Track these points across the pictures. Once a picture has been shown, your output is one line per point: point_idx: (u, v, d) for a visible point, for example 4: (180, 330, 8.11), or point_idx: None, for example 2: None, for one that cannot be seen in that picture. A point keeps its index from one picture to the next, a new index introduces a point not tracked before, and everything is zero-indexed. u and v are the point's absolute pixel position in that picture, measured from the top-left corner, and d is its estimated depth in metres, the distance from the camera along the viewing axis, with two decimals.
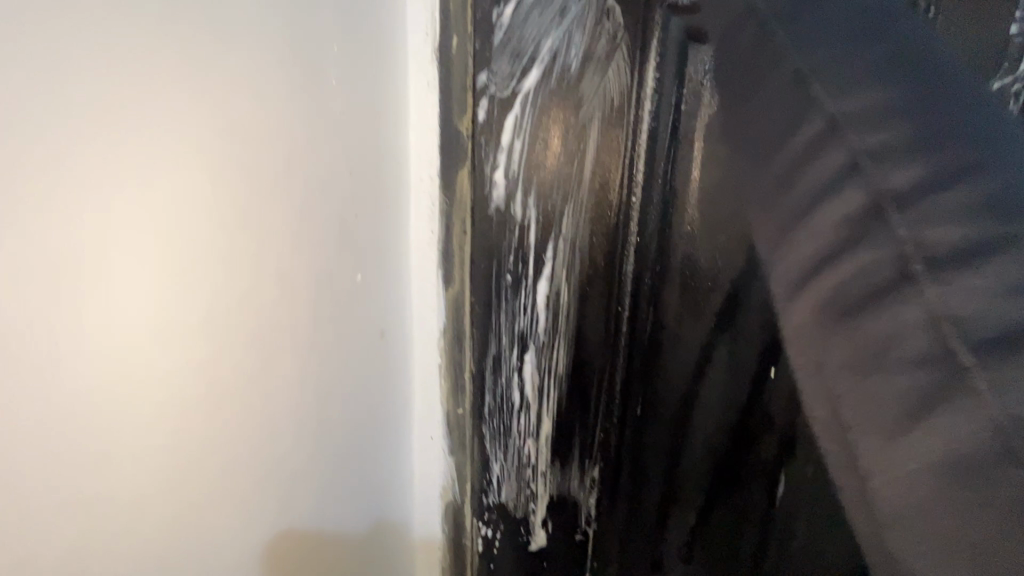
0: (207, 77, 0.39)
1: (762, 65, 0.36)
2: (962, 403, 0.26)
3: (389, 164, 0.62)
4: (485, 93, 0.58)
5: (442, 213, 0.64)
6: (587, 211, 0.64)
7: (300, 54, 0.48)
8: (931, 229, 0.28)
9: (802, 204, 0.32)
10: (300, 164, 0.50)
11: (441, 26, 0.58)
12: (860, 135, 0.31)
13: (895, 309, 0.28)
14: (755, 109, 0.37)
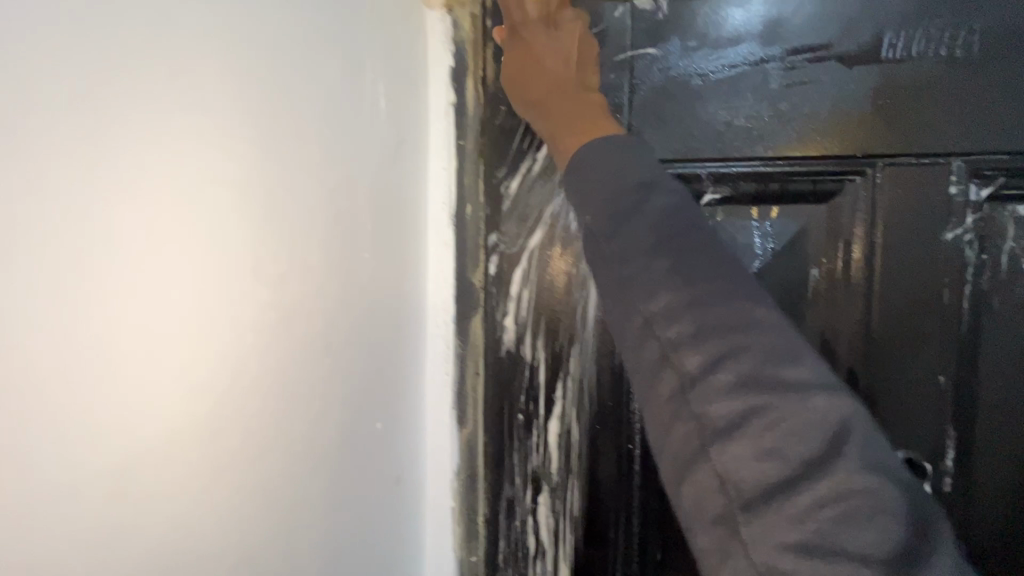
0: (257, 225, 0.44)
1: (603, 191, 0.46)
2: (776, 438, 0.36)
3: (414, 312, 0.67)
4: (495, 251, 0.67)
5: (456, 356, 0.69)
6: (592, 353, 0.66)
7: (343, 225, 0.54)
8: (725, 323, 0.39)
9: (645, 294, 0.42)
10: (338, 321, 0.54)
11: (456, 196, 0.67)
12: (673, 264, 0.41)
13: (726, 374, 0.38)
14: (609, 214, 0.45)
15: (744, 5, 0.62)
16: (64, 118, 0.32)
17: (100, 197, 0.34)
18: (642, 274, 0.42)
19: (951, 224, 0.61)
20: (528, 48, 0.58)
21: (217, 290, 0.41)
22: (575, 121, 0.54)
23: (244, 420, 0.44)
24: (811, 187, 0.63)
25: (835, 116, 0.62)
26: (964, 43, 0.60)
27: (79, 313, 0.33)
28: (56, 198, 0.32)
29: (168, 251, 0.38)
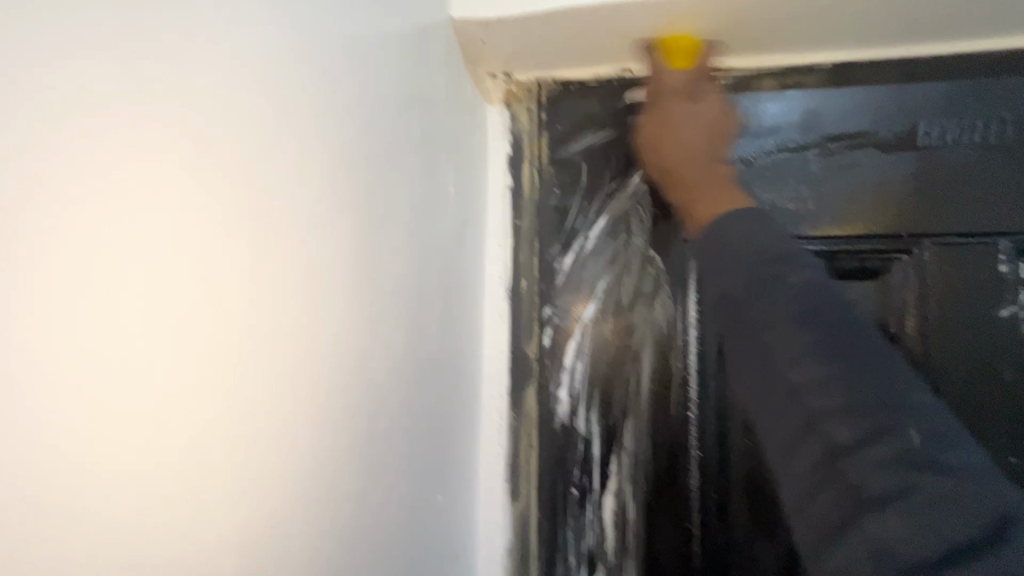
0: (364, 272, 0.45)
1: (746, 252, 0.43)
2: (897, 505, 0.33)
3: (471, 383, 0.68)
4: (549, 323, 0.69)
5: (510, 427, 0.70)
6: (647, 425, 0.67)
7: (429, 297, 0.57)
8: (884, 403, 0.36)
9: (785, 340, 0.39)
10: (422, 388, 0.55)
11: (512, 271, 0.71)
12: (824, 334, 0.38)
13: (853, 431, 0.36)
14: (744, 261, 0.43)
15: (782, 98, 0.68)
16: (229, 181, 0.32)
17: (248, 261, 0.33)
18: (782, 341, 0.39)
19: (1005, 301, 0.62)
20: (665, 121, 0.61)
21: (329, 360, 0.41)
22: (708, 194, 0.54)
23: (345, 501, 0.42)
24: (858, 265, 0.65)
25: (877, 197, 0.65)
26: (997, 131, 0.63)
27: (220, 384, 0.31)
28: (216, 258, 0.31)
29: (291, 320, 0.37)
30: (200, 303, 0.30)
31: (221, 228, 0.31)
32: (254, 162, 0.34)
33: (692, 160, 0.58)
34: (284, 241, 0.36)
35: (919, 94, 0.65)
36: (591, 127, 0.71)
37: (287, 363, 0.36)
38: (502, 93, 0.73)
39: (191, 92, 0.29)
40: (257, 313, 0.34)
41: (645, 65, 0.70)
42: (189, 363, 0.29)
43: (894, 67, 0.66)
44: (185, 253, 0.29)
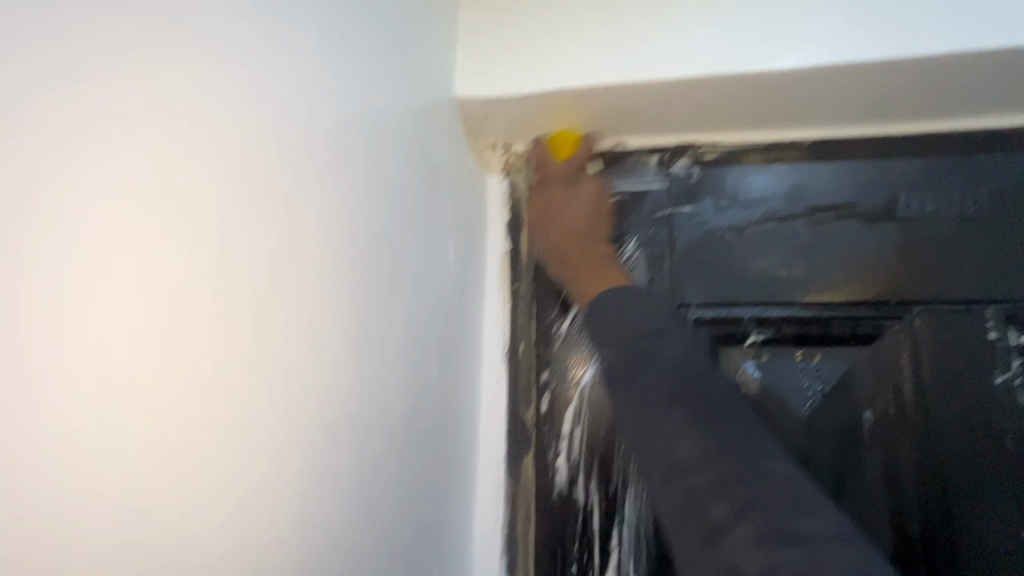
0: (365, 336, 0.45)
1: (631, 334, 0.56)
2: (751, 548, 0.39)
3: (468, 450, 0.67)
4: (547, 388, 0.69)
5: (507, 497, 0.68)
6: (647, 496, 0.64)
7: (428, 363, 0.57)
8: (759, 484, 0.42)
9: (661, 405, 0.50)
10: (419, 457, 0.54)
11: (510, 335, 0.71)
12: (692, 412, 0.48)
13: (713, 484, 0.43)
14: (623, 344, 0.57)
15: (767, 171, 0.71)
16: (237, 249, 0.32)
17: (256, 287, 0.34)
18: (671, 425, 0.48)
19: (998, 369, 0.63)
20: (547, 203, 0.69)
21: (327, 430, 0.39)
22: (591, 274, 0.64)
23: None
24: (850, 330, 0.66)
25: (865, 264, 0.67)
26: (973, 204, 0.66)
27: (213, 457, 0.30)
28: (222, 296, 0.31)
29: (287, 390, 0.36)
30: (202, 373, 0.29)
31: (225, 295, 0.31)
32: (264, 231, 0.34)
33: (574, 240, 0.67)
34: (285, 308, 0.36)
35: (896, 169, 0.69)
36: None
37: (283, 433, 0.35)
38: (501, 163, 0.76)
39: (212, 166, 0.30)
40: (256, 382, 0.33)
41: (638, 139, 0.74)
42: (184, 436, 0.28)
43: (871, 145, 0.70)
44: (190, 320, 0.28)
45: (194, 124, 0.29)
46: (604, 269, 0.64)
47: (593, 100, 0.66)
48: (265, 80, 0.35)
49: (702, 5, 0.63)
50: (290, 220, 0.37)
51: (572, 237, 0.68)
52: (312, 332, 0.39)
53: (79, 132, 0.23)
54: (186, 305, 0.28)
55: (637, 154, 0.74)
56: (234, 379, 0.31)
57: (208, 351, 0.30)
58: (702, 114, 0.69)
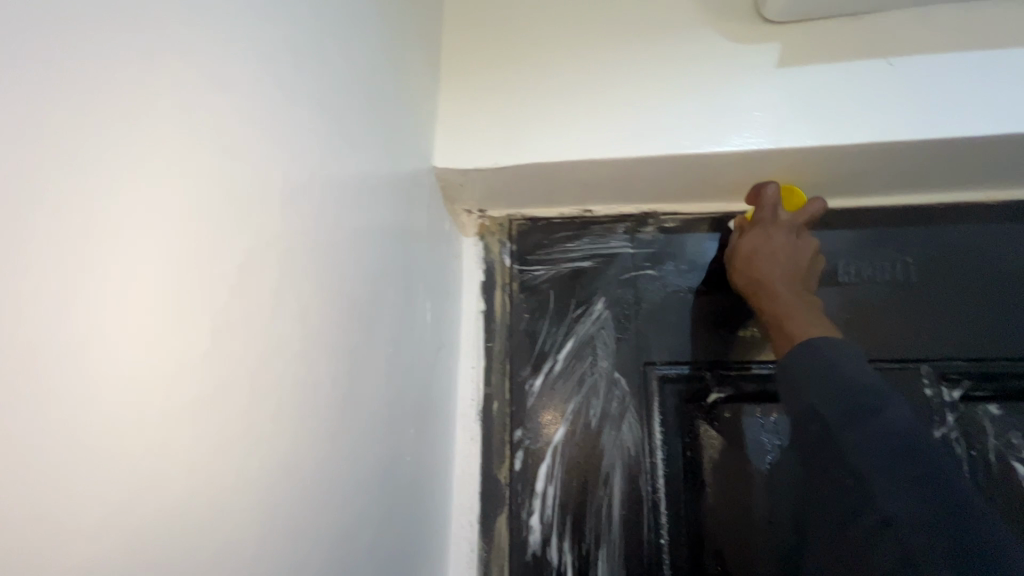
0: (338, 398, 0.46)
1: (819, 385, 0.63)
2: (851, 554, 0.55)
3: (442, 510, 0.66)
4: (520, 445, 0.70)
5: (480, 559, 0.67)
6: (620, 554, 0.65)
7: (403, 424, 0.58)
8: (927, 493, 0.54)
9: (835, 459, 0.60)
10: (391, 521, 0.54)
11: (484, 393, 0.73)
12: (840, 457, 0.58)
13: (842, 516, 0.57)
14: (797, 400, 0.65)
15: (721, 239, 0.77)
16: (227, 324, 0.34)
17: (248, 307, 0.36)
18: (856, 456, 0.58)
19: (935, 422, 0.68)
20: (750, 248, 0.71)
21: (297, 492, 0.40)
22: (821, 331, 0.66)
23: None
24: None
25: None
26: (902, 271, 0.74)
27: (191, 530, 0.30)
28: (221, 307, 0.33)
29: (262, 458, 0.37)
30: (186, 446, 0.30)
31: (213, 368, 0.32)
32: (252, 305, 0.36)
33: (795, 287, 0.69)
34: (266, 378, 0.38)
35: (835, 239, 0.76)
36: (557, 258, 0.78)
37: (257, 501, 0.36)
38: (476, 227, 0.80)
39: (210, 246, 0.33)
40: (234, 451, 0.34)
41: (604, 207, 0.80)
42: (165, 508, 0.28)
43: (812, 217, 0.77)
44: (180, 394, 0.30)
45: (196, 209, 0.32)
46: (824, 326, 0.67)
47: (562, 172, 0.72)
48: (261, 164, 0.38)
49: (658, 93, 0.70)
50: (275, 292, 0.39)
51: (788, 281, 0.70)
52: (289, 399, 0.40)
53: (93, 221, 0.26)
54: (177, 380, 0.30)
55: (604, 220, 0.79)
56: (215, 450, 0.32)
57: (193, 425, 0.31)
58: (663, 186, 0.75)
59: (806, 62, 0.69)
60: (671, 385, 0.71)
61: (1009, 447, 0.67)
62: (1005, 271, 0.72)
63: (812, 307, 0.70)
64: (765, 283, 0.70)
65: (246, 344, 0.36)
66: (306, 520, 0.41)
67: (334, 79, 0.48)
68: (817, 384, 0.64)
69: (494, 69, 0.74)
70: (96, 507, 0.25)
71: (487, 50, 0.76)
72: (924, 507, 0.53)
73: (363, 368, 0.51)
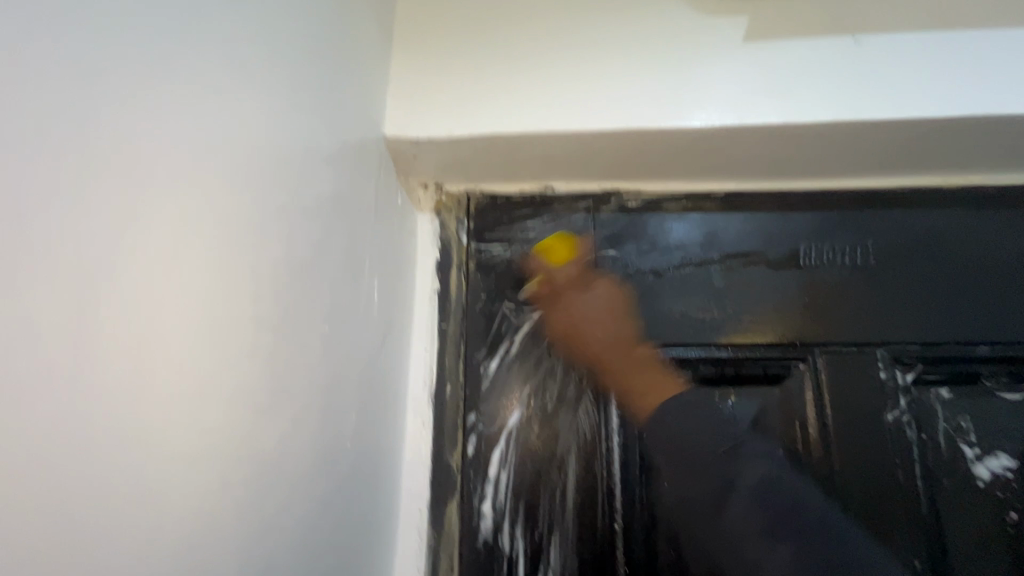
0: (278, 381, 0.43)
1: (701, 437, 0.56)
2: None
3: (390, 497, 0.63)
4: (474, 430, 0.68)
5: (429, 547, 0.64)
6: (572, 541, 0.64)
7: (347, 407, 0.54)
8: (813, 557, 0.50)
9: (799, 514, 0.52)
10: (334, 509, 0.51)
11: (437, 377, 0.70)
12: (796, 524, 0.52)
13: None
14: (697, 445, 0.56)
15: (685, 220, 0.75)
16: (147, 297, 0.30)
17: (203, 254, 0.34)
18: (744, 533, 0.52)
19: (889, 406, 0.68)
20: (565, 304, 0.69)
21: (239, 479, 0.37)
22: (648, 390, 0.61)
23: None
24: (762, 370, 0.70)
25: (773, 309, 0.72)
26: (863, 255, 0.73)
27: (105, 532, 0.26)
28: (174, 248, 0.32)
29: (195, 450, 0.33)
30: (97, 437, 0.26)
31: (131, 348, 0.28)
32: (179, 276, 0.32)
33: (623, 344, 0.65)
34: (198, 358, 0.33)
35: (798, 221, 0.75)
36: (516, 236, 0.75)
37: (187, 497, 0.32)
38: (432, 203, 0.76)
39: (125, 208, 0.28)
40: (158, 442, 0.30)
41: (566, 184, 0.77)
42: (70, 512, 0.24)
43: (777, 198, 0.76)
44: (87, 379, 0.26)
45: (108, 164, 0.27)
46: (664, 380, 0.62)
47: (523, 146, 0.68)
48: (192, 119, 0.33)
49: (627, 64, 0.67)
50: (208, 264, 0.35)
51: (618, 342, 0.65)
52: (222, 383, 0.36)
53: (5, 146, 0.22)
54: (84, 361, 0.25)
55: (566, 198, 0.76)
56: (134, 442, 0.28)
57: (146, 361, 0.29)
58: (629, 163, 0.72)
59: (779, 36, 0.67)
60: None
61: (958, 430, 0.67)
62: (961, 256, 0.73)
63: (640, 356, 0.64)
64: (577, 333, 0.67)
65: (175, 322, 0.31)
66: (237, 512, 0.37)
67: (272, 27, 0.43)
68: (717, 427, 0.57)
69: (455, 33, 0.70)
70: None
71: (445, 14, 0.71)
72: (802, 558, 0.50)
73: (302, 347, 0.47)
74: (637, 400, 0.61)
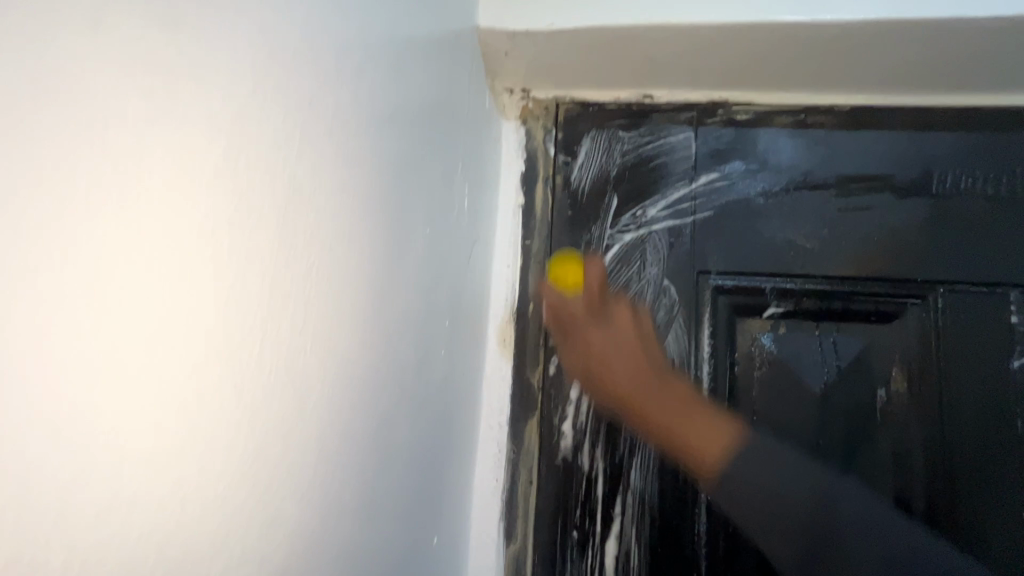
0: (385, 279, 0.41)
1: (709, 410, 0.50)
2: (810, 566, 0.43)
3: (473, 410, 0.63)
4: (556, 350, 0.66)
5: (509, 459, 0.65)
6: (654, 464, 0.63)
7: (441, 316, 0.53)
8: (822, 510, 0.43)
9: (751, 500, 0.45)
10: (429, 414, 0.51)
11: (519, 295, 0.67)
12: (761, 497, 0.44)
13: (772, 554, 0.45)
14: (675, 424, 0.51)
15: (798, 137, 0.67)
16: (244, 166, 0.26)
17: (306, 121, 0.30)
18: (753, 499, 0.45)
19: (1016, 353, 0.61)
20: (586, 342, 0.60)
21: (347, 372, 0.36)
22: (694, 433, 0.48)
23: (338, 549, 0.36)
24: (873, 307, 0.64)
25: (893, 241, 0.64)
26: (1008, 184, 0.64)
27: (212, 418, 0.24)
28: (276, 104, 0.28)
29: (300, 342, 0.31)
30: (195, 318, 0.23)
31: (230, 223, 0.25)
32: (278, 150, 0.28)
33: (640, 358, 0.57)
34: (300, 246, 0.31)
35: (933, 142, 0.66)
36: (608, 148, 0.69)
37: (294, 389, 0.30)
38: (518, 110, 0.70)
39: (221, 60, 0.24)
40: (261, 331, 0.27)
41: (667, 93, 0.69)
42: (175, 395, 0.22)
43: (909, 115, 0.67)
44: (182, 252, 0.22)
45: None
46: (704, 416, 0.49)
47: (628, 41, 0.61)
48: None
49: None
50: (307, 141, 0.31)
51: (639, 380, 0.55)
52: (331, 272, 0.34)
53: None
54: (179, 229, 0.22)
55: (665, 108, 0.69)
56: (236, 325, 0.26)
57: (241, 219, 0.26)
58: (742, 67, 0.64)
59: None
60: (725, 297, 0.65)
61: None
62: None
63: (693, 398, 0.52)
64: (592, 350, 0.59)
65: (278, 203, 0.28)
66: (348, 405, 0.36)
67: None
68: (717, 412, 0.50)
69: None
70: (71, 390, 0.18)
71: None
72: (817, 496, 0.43)
73: (405, 247, 0.45)
74: (682, 456, 0.49)
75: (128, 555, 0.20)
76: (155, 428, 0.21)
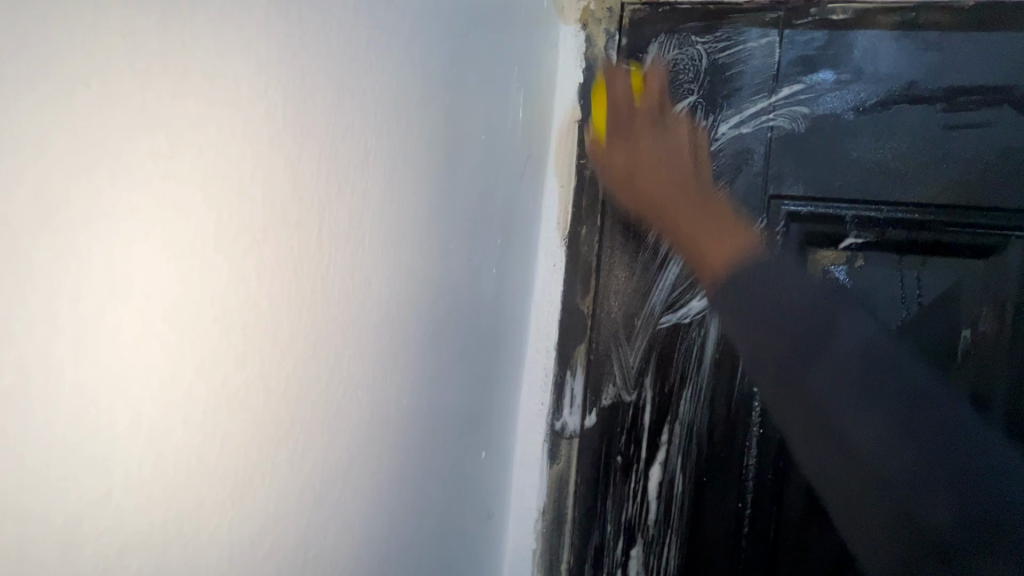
0: (438, 186, 0.39)
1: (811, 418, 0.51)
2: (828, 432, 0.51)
3: (520, 334, 0.62)
4: (605, 277, 0.63)
5: (556, 384, 0.64)
6: (706, 395, 0.61)
7: (493, 233, 0.51)
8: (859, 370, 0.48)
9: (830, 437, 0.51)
10: (479, 330, 0.50)
11: (572, 217, 0.64)
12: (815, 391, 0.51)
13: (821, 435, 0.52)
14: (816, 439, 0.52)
15: (902, 40, 0.58)
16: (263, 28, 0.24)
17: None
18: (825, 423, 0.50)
19: None
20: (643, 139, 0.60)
21: (400, 272, 0.35)
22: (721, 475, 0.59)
23: (390, 447, 0.36)
24: (968, 239, 0.57)
25: (1004, 164, 0.56)
26: None
27: (236, 305, 0.24)
28: None
29: (344, 228, 0.30)
30: (173, 210, 0.21)
31: (241, 88, 0.23)
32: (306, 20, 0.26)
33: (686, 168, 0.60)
34: (339, 135, 0.29)
35: None
36: (677, 56, 0.62)
37: (338, 284, 0.30)
38: (578, 13, 0.64)
39: None
40: (291, 215, 0.26)
41: None
42: (163, 278, 0.21)
43: None
44: (184, 113, 0.21)
45: None
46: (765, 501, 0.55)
47: None
48: None
49: None
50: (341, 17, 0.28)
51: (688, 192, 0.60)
52: (375, 165, 0.32)
53: None
54: (131, 105, 0.19)
55: (745, 8, 0.61)
56: (253, 199, 0.24)
57: (257, 88, 0.24)
58: None
59: None
60: (799, 226, 0.60)
61: None
62: None
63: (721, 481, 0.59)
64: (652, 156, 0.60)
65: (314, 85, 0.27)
66: (399, 310, 0.36)
67: None
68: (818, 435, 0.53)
69: None
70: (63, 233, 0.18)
71: None
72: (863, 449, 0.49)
73: (458, 154, 0.42)
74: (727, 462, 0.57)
75: (133, 438, 0.20)
76: (157, 293, 0.21)
